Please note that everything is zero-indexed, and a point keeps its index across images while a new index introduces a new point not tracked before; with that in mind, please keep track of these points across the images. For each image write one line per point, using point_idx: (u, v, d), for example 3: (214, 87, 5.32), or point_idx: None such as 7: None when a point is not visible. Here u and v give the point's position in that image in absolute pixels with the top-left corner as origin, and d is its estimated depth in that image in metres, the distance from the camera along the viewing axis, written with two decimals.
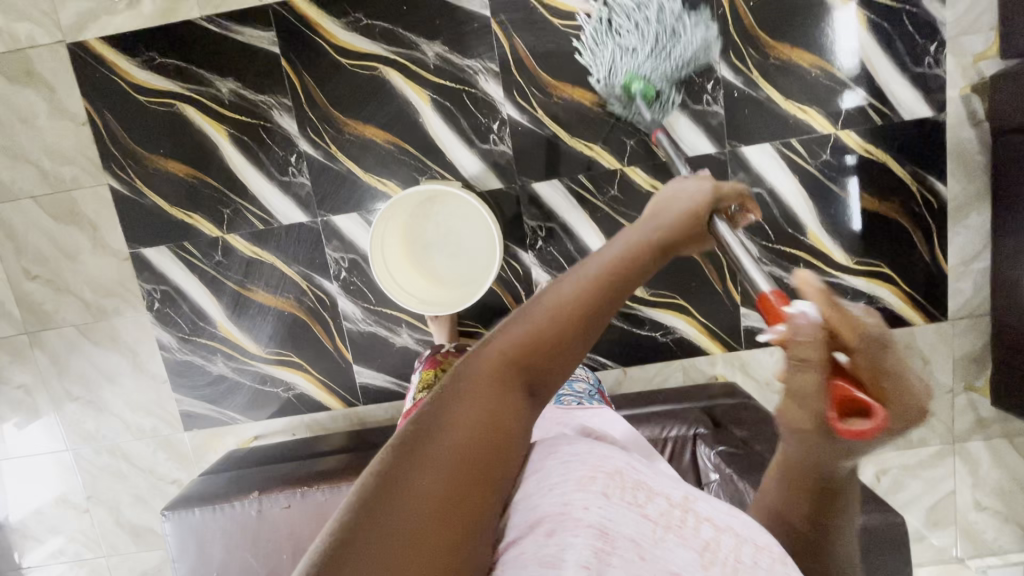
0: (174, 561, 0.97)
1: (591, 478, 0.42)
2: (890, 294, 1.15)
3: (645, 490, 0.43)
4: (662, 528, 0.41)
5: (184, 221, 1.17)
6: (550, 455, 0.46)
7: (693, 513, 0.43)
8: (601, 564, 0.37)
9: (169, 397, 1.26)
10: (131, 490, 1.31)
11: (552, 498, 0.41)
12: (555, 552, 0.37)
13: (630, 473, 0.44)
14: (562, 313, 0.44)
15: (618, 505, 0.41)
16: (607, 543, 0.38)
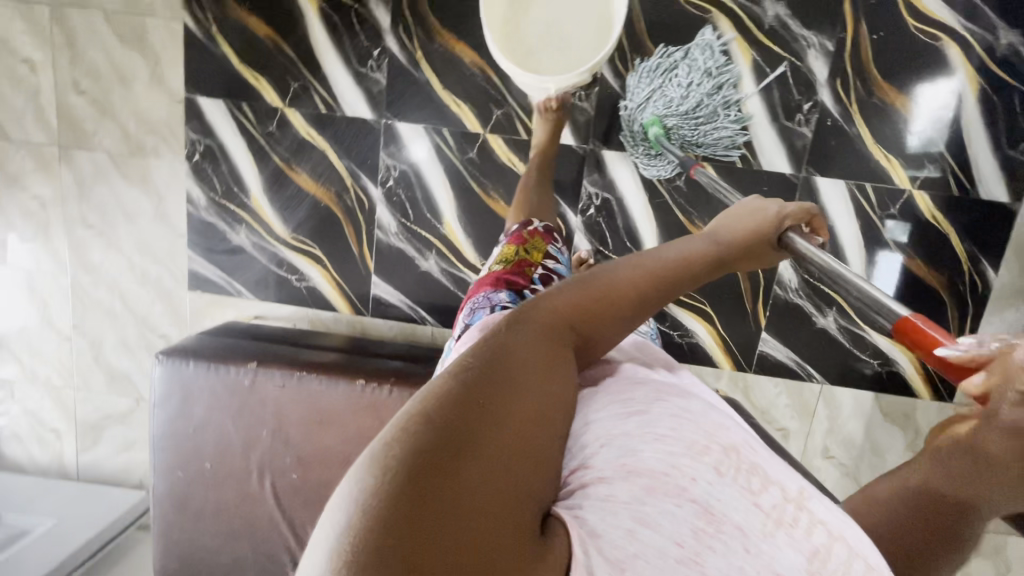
0: (155, 404, 0.97)
1: (705, 449, 0.45)
2: (907, 361, 1.16)
3: (758, 483, 0.45)
4: (772, 522, 0.43)
5: (248, 82, 1.14)
6: (662, 409, 0.49)
7: (808, 512, 0.45)
8: (699, 542, 0.41)
9: (181, 252, 1.24)
10: (119, 332, 1.29)
11: (654, 455, 0.44)
12: (650, 516, 0.41)
13: (745, 453, 0.47)
14: (607, 290, 0.50)
15: (727, 487, 0.44)
16: (710, 524, 0.42)
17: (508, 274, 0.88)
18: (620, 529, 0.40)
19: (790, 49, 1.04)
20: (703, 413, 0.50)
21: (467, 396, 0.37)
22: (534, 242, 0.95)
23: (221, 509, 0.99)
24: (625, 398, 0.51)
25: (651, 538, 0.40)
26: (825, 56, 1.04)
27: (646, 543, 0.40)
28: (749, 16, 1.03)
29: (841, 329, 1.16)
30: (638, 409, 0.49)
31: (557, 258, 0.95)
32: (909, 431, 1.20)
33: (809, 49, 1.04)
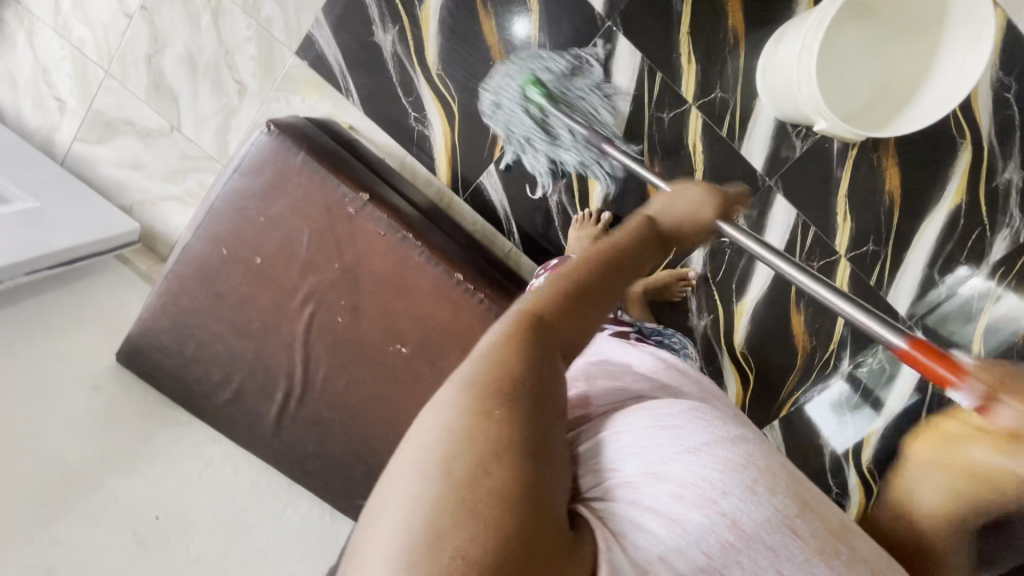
0: (236, 170, 0.84)
1: (739, 467, 0.41)
2: (856, 504, 1.28)
3: (793, 507, 0.41)
4: (811, 551, 0.39)
5: None
6: (693, 421, 0.44)
7: (847, 547, 0.41)
8: (726, 556, 0.38)
9: (312, 11, 1.04)
10: (191, 46, 1.08)
11: (682, 464, 0.41)
12: (671, 516, 0.38)
13: (779, 477, 0.42)
14: (587, 290, 0.46)
15: (756, 504, 0.39)
16: (737, 538, 0.38)
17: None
18: (648, 537, 0.38)
19: (993, 217, 1.03)
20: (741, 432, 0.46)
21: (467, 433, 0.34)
22: None
23: (247, 305, 0.91)
24: (659, 408, 0.47)
25: (678, 545, 0.38)
26: (1011, 242, 1.04)
27: (678, 551, 0.38)
28: (985, 166, 1.01)
29: (830, 453, 1.24)
30: (670, 419, 0.45)
31: None
32: None
33: (1006, 228, 1.03)
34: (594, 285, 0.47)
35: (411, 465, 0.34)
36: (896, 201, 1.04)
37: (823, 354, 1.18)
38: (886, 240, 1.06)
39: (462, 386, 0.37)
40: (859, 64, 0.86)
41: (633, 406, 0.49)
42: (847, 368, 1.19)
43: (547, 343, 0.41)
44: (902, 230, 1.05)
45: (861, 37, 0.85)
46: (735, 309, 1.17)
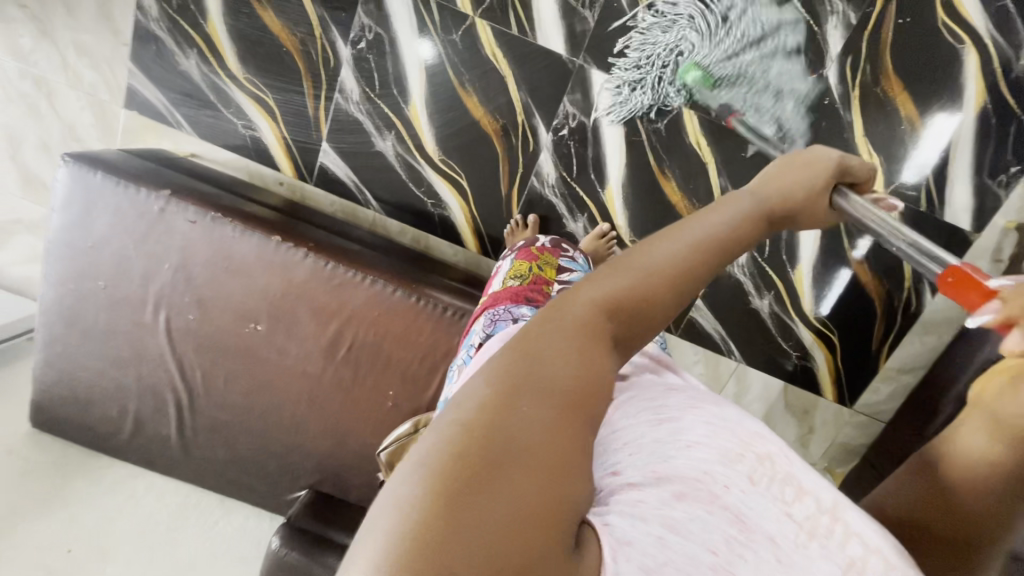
0: (54, 210, 0.91)
1: (739, 457, 0.37)
2: (823, 360, 1.19)
3: (794, 483, 0.37)
4: (805, 533, 0.35)
5: None
6: (691, 414, 0.42)
7: (844, 525, 0.36)
8: (730, 553, 0.33)
9: (123, 64, 1.13)
10: (42, 134, 1.20)
11: (682, 464, 0.36)
12: (676, 516, 0.33)
13: (781, 462, 0.38)
14: (659, 258, 0.37)
15: (760, 493, 0.36)
16: (742, 531, 0.34)
17: (528, 291, 0.80)
18: (650, 535, 0.32)
19: (812, 9, 0.97)
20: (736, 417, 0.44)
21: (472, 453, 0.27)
22: (547, 257, 0.87)
23: (111, 333, 0.96)
24: (658, 410, 0.45)
25: (683, 544, 0.32)
26: (844, 29, 0.98)
27: (681, 550, 0.32)
28: None
29: (771, 315, 1.18)
30: (667, 418, 0.42)
31: (571, 270, 0.86)
32: (802, 425, 1.25)
33: (830, 16, 0.97)
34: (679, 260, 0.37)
35: (410, 478, 0.27)
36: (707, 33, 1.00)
37: None
38: (717, 76, 1.02)
39: (486, 379, 0.31)
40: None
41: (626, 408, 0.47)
42: None
43: (600, 360, 0.33)
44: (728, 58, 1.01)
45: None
46: (604, 199, 1.11)
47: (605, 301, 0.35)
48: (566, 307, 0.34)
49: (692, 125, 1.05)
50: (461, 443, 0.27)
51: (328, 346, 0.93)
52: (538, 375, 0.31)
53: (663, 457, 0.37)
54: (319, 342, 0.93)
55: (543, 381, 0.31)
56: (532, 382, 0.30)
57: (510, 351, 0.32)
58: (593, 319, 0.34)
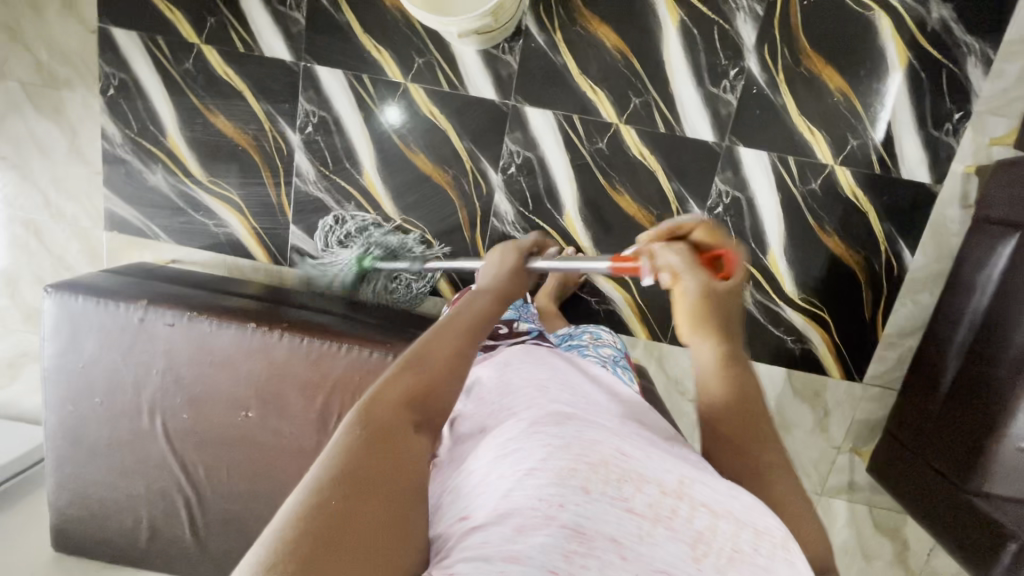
0: (44, 339, 0.96)
1: (571, 472, 0.40)
2: (819, 339, 1.16)
3: (629, 475, 0.41)
4: (649, 522, 0.39)
5: (164, 15, 1.10)
6: (532, 435, 0.44)
7: (687, 501, 0.41)
8: (572, 566, 0.36)
9: (99, 191, 1.22)
10: (35, 268, 1.28)
11: (515, 498, 0.39)
12: (510, 550, 0.36)
13: (619, 462, 0.42)
14: (434, 346, 0.47)
15: (596, 502, 0.39)
16: (581, 543, 0.37)
17: None
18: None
19: (718, 10, 1.01)
20: (587, 417, 0.47)
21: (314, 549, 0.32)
22: None
23: (112, 445, 0.99)
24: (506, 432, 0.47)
25: (523, 572, 0.35)
26: (754, 21, 1.01)
27: None
28: None
29: (755, 304, 1.16)
30: (508, 443, 0.45)
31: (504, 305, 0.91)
32: (817, 409, 1.21)
33: (738, 12, 1.01)
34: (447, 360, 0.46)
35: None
36: (627, 51, 1.04)
37: (671, 217, 1.12)
38: (644, 89, 1.06)
39: (299, 497, 0.35)
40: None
41: (486, 433, 0.49)
42: (710, 212, 1.11)
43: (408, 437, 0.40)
44: (651, 71, 1.05)
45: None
46: (565, 224, 1.14)
47: (400, 398, 0.42)
48: (374, 410, 0.41)
49: (633, 138, 1.08)
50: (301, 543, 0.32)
51: (317, 419, 0.95)
52: (368, 459, 0.37)
53: (501, 484, 0.41)
54: (309, 417, 0.95)
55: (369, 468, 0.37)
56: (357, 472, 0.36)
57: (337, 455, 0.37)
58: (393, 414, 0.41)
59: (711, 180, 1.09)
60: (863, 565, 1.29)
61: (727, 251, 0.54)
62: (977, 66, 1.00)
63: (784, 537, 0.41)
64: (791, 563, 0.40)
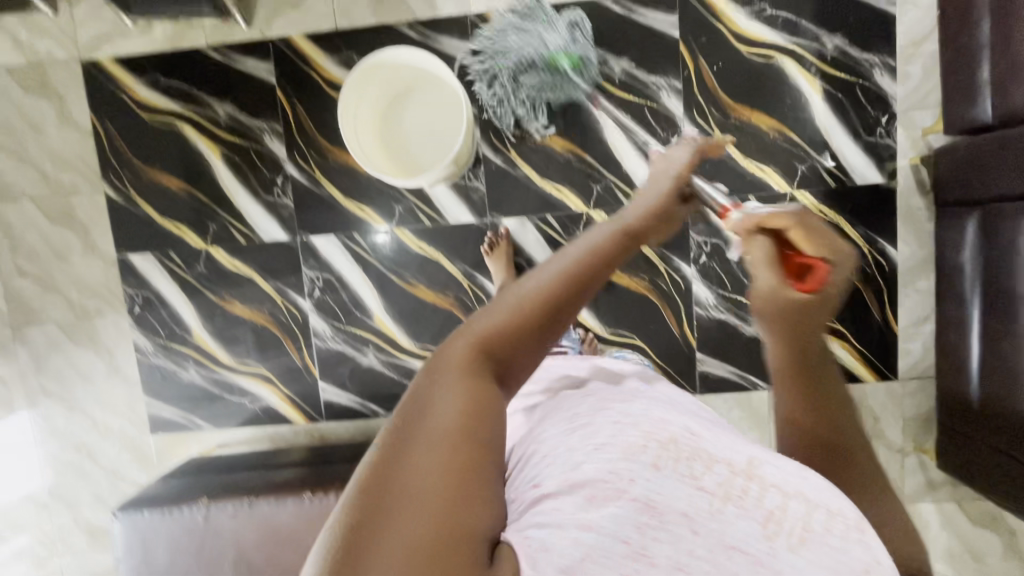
0: (119, 561, 1.00)
1: (641, 449, 0.47)
2: (841, 349, 1.19)
3: (695, 467, 0.47)
4: (720, 499, 0.46)
5: (171, 231, 1.24)
6: (600, 420, 0.52)
7: (758, 481, 0.47)
8: (642, 536, 0.42)
9: (140, 400, 1.30)
10: (93, 488, 1.34)
11: (586, 472, 0.46)
12: (591, 521, 0.43)
13: (686, 443, 0.49)
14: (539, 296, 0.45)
15: (666, 480, 0.45)
16: (653, 517, 0.43)
17: None
18: (568, 539, 0.42)
19: (643, 95, 1.14)
20: (650, 409, 0.54)
21: (385, 477, 0.37)
22: None
23: None
24: (573, 418, 0.56)
25: (594, 539, 0.42)
26: (677, 94, 1.14)
27: (597, 545, 0.41)
28: (599, 75, 1.14)
29: None
30: (582, 426, 0.52)
31: None
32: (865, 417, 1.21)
33: (660, 91, 1.14)
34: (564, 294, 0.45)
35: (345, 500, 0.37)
36: (576, 149, 1.16)
37: (662, 277, 1.19)
38: (602, 176, 1.16)
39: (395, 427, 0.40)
40: (418, 134, 1.09)
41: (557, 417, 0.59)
42: (697, 262, 1.18)
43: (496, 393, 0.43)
44: (602, 158, 1.16)
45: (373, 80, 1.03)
46: None
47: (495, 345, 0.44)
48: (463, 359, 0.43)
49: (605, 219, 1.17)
50: (374, 468, 0.38)
51: None
52: (430, 406, 0.41)
53: (584, 460, 0.48)
54: None
55: (449, 423, 0.40)
56: (429, 422, 0.40)
57: (418, 394, 0.42)
58: (480, 366, 0.43)
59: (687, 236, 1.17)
60: (976, 565, 1.22)
61: (818, 262, 0.48)
62: (884, 75, 1.11)
63: (858, 519, 0.46)
64: (867, 546, 0.44)
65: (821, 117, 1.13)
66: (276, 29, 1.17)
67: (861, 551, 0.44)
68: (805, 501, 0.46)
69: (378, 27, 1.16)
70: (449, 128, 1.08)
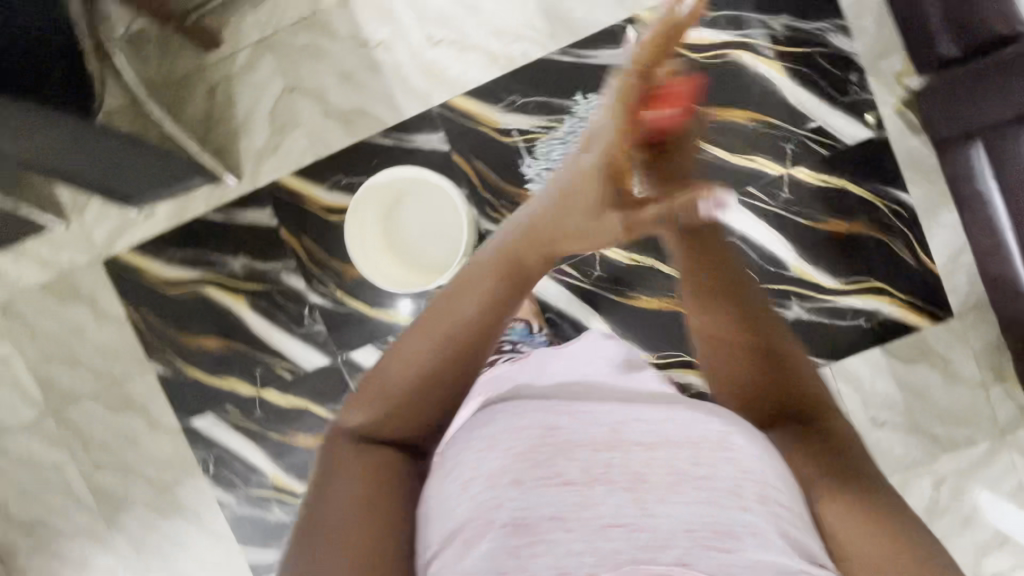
0: None
1: (501, 472, 0.50)
2: (887, 304, 1.18)
3: (561, 447, 0.52)
4: (586, 486, 0.50)
5: (223, 387, 1.30)
6: (474, 446, 0.54)
7: (618, 452, 0.53)
8: (519, 559, 0.46)
9: (237, 553, 1.34)
10: None
11: (474, 506, 0.49)
12: (471, 561, 0.46)
13: (550, 441, 0.52)
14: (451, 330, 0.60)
15: (534, 495, 0.49)
16: (524, 536, 0.47)
17: None
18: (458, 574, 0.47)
19: None
20: (513, 411, 0.57)
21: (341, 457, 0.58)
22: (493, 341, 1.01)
23: None
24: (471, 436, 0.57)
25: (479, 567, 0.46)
26: None
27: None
28: (570, 122, 1.17)
29: (811, 311, 1.19)
30: (455, 454, 0.55)
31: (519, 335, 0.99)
32: (935, 363, 1.19)
33: None
34: (484, 320, 0.61)
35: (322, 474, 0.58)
36: None
37: None
38: None
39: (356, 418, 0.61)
40: (421, 235, 1.15)
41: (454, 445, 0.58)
42: None
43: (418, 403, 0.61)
44: None
45: (372, 204, 1.12)
46: None
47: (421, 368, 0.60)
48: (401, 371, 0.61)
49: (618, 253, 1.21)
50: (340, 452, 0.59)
51: None
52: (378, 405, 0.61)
53: (470, 484, 0.51)
54: None
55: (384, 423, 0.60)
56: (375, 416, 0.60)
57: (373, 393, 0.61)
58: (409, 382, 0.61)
59: None
60: None
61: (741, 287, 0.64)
62: (840, 37, 1.14)
63: (737, 448, 0.54)
64: (743, 507, 0.49)
65: (794, 94, 1.15)
66: (264, 175, 1.24)
67: (725, 472, 0.52)
68: (695, 450, 0.53)
69: (356, 144, 1.22)
70: (447, 220, 1.14)
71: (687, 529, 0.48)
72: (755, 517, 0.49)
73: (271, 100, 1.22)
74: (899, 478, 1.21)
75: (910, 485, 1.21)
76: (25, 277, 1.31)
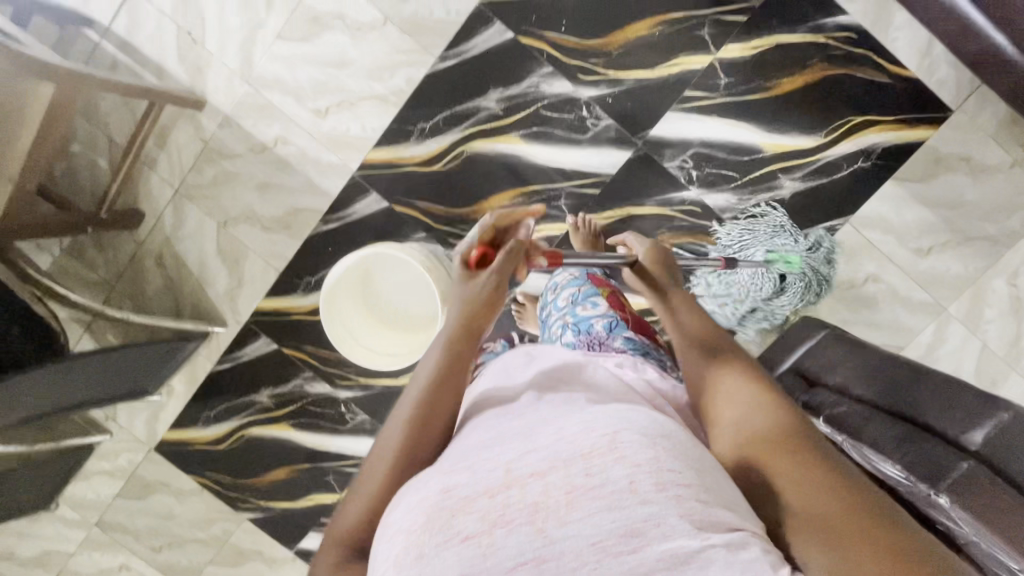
0: None
1: (405, 549, 0.41)
2: (879, 134, 1.08)
3: (451, 509, 0.42)
4: (486, 531, 0.40)
5: (310, 504, 1.36)
6: (389, 523, 0.45)
7: (515, 482, 0.42)
8: None
9: None
10: None
11: None
12: None
13: (452, 497, 0.42)
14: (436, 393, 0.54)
15: (440, 561, 0.40)
16: None
17: None
18: None
19: (531, 101, 1.12)
20: (430, 470, 0.47)
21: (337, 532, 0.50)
22: None
23: None
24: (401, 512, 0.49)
25: None
26: (554, 74, 1.10)
27: None
28: (485, 122, 1.13)
29: (806, 178, 1.11)
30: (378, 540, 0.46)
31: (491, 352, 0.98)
32: (956, 165, 1.09)
33: (540, 86, 1.11)
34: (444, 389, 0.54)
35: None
36: (521, 189, 1.15)
37: (675, 218, 1.14)
38: (558, 190, 1.15)
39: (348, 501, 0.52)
40: (399, 297, 1.10)
41: None
42: (693, 181, 1.12)
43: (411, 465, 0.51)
44: (545, 178, 1.15)
45: (336, 313, 1.05)
46: None
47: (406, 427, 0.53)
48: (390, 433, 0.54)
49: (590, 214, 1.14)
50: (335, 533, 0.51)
51: None
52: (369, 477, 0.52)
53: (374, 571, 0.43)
54: None
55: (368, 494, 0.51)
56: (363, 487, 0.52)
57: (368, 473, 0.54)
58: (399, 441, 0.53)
59: (665, 170, 1.12)
60: None
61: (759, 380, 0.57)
62: None
63: (644, 441, 0.43)
64: (678, 497, 0.41)
65: None
66: (244, 310, 1.26)
67: (645, 475, 0.41)
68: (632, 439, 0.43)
69: (306, 242, 1.21)
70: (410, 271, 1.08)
71: (614, 532, 0.40)
72: (671, 504, 0.40)
73: (212, 242, 1.23)
74: (971, 293, 1.13)
75: (985, 293, 1.13)
76: (101, 493, 1.39)
